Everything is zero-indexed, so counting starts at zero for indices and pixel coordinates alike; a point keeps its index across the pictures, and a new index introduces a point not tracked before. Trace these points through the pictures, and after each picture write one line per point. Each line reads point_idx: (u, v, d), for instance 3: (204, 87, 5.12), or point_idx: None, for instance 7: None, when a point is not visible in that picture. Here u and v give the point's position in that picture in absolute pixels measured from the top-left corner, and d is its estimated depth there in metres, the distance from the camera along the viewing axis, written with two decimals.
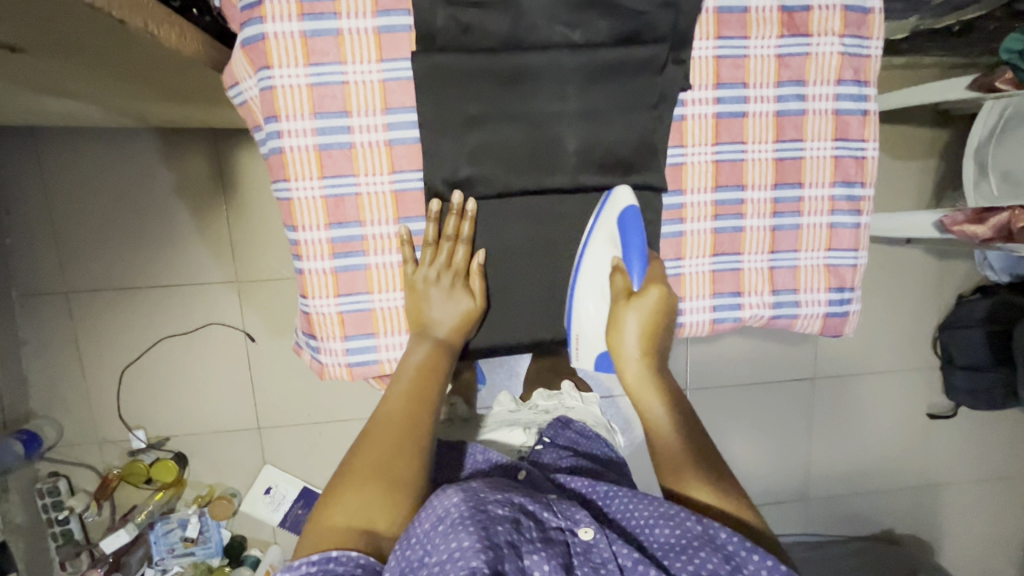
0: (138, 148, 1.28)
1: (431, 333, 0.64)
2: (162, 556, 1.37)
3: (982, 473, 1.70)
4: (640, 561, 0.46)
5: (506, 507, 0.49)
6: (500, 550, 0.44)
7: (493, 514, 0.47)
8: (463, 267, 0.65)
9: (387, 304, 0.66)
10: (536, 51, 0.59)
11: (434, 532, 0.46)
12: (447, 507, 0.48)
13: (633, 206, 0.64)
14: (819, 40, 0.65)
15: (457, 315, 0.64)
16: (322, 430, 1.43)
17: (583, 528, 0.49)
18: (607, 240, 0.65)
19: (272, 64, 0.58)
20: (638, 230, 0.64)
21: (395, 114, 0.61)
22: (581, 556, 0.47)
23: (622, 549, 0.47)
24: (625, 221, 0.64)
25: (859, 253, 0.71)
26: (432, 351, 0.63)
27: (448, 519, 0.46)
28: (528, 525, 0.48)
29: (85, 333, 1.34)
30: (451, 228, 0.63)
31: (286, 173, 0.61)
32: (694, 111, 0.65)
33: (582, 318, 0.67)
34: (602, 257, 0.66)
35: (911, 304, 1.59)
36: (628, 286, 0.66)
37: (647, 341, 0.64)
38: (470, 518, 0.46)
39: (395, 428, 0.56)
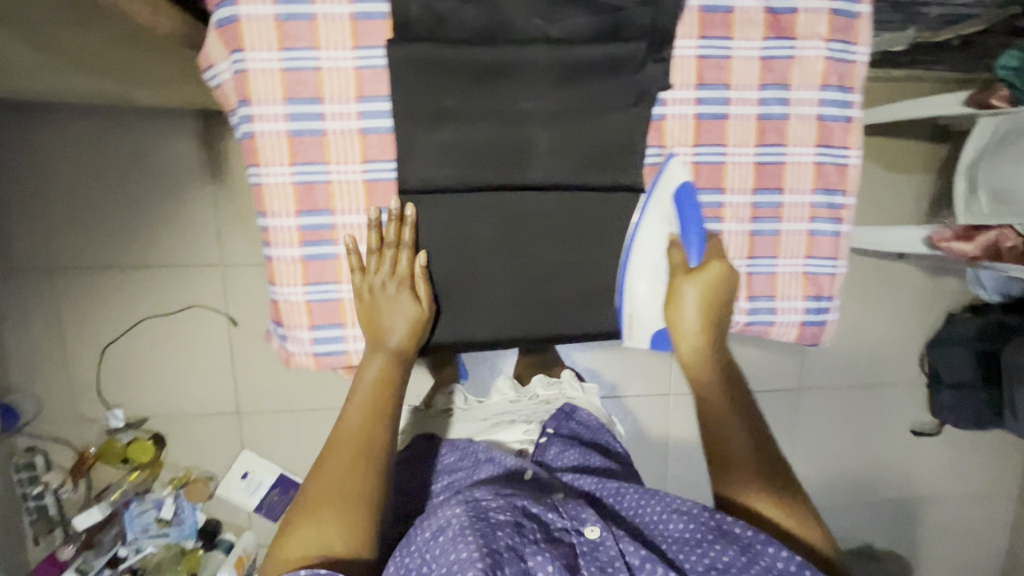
0: (125, 125, 1.27)
1: (385, 345, 0.63)
2: (135, 536, 1.36)
3: (963, 492, 1.69)
4: (647, 559, 0.54)
5: (507, 512, 0.56)
6: (500, 557, 0.52)
7: (494, 521, 0.55)
8: (408, 274, 0.63)
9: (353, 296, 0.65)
10: (512, 44, 0.58)
11: (435, 542, 0.55)
12: (449, 518, 0.56)
13: (688, 182, 0.65)
14: (804, 44, 0.64)
15: (409, 326, 0.63)
16: (302, 418, 1.43)
17: (589, 527, 0.57)
18: (661, 220, 0.65)
19: (244, 47, 0.57)
20: (694, 206, 0.66)
21: (368, 103, 0.60)
22: (589, 555, 0.55)
23: (629, 549, 0.55)
24: (681, 202, 0.65)
25: (838, 262, 0.71)
26: (386, 363, 0.63)
27: (450, 531, 0.54)
28: (531, 529, 0.56)
29: (66, 310, 1.33)
30: (392, 235, 0.62)
31: (257, 158, 0.60)
32: (675, 111, 0.64)
33: (634, 299, 0.68)
34: (657, 234, 0.66)
35: (901, 319, 1.58)
36: (685, 261, 0.66)
37: (704, 314, 0.66)
38: (470, 527, 0.54)
39: (351, 446, 0.60)
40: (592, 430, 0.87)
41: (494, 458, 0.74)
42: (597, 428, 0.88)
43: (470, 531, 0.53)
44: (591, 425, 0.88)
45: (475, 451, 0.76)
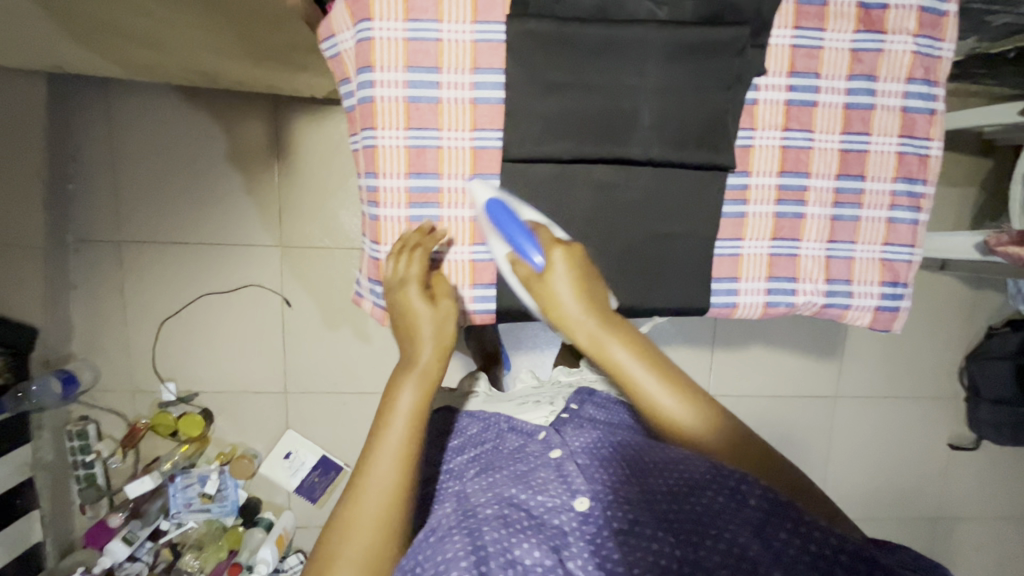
0: (202, 107, 1.33)
1: (420, 369, 0.58)
2: (178, 510, 1.38)
3: (1000, 510, 1.67)
4: (635, 526, 0.54)
5: (492, 507, 0.58)
6: (486, 550, 0.53)
7: (481, 516, 0.57)
8: (418, 277, 0.63)
9: None
10: (623, 24, 0.62)
11: (428, 543, 0.54)
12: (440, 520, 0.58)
13: (496, 197, 0.64)
14: (893, 38, 0.67)
15: (439, 342, 0.60)
16: (347, 401, 1.45)
17: (579, 500, 0.58)
18: (497, 240, 0.65)
19: (373, 17, 0.62)
20: (507, 216, 0.62)
21: (483, 74, 0.64)
22: (580, 531, 0.56)
23: (613, 519, 0.55)
24: (494, 212, 0.63)
25: (915, 249, 0.73)
26: (420, 385, 0.58)
27: (440, 531, 0.56)
28: (516, 517, 0.57)
29: (130, 283, 1.38)
30: (409, 243, 0.64)
31: (374, 122, 0.64)
32: (767, 96, 0.67)
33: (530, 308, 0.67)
34: (502, 254, 0.65)
35: (940, 332, 1.59)
36: (532, 270, 0.61)
37: (589, 307, 0.59)
38: (457, 528, 0.55)
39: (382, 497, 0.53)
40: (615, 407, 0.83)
41: (517, 427, 0.73)
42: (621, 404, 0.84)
43: (459, 530, 0.55)
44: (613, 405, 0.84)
45: (497, 422, 0.75)
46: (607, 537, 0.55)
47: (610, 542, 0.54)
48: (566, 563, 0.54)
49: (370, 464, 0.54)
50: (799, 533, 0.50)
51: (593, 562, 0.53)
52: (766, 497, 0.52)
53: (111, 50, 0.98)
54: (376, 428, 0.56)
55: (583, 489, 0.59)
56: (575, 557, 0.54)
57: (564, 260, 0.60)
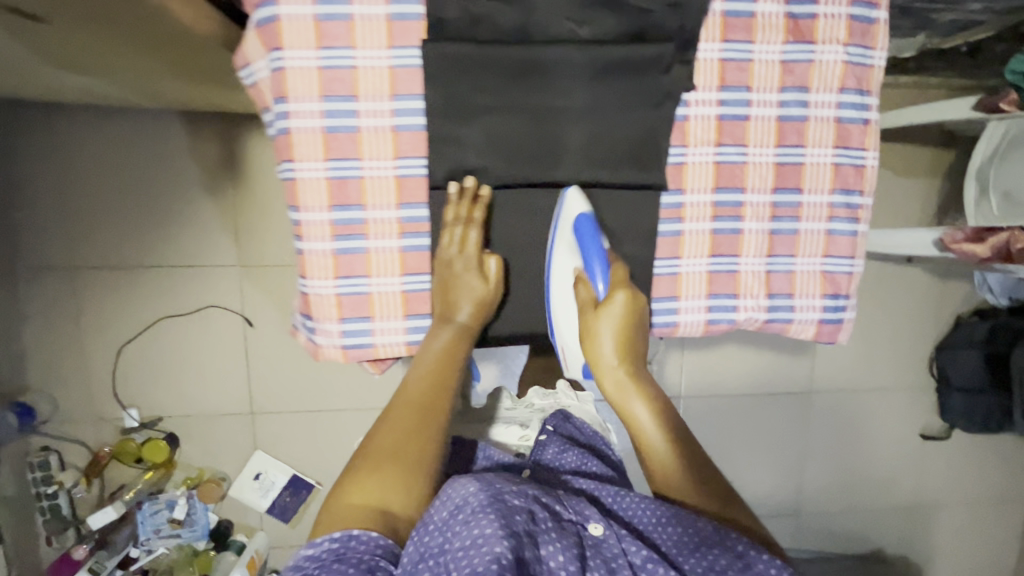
0: (148, 126, 1.29)
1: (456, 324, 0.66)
2: (148, 537, 1.37)
3: (974, 497, 1.69)
4: (649, 560, 0.52)
5: (522, 498, 0.55)
6: (520, 538, 0.50)
7: (511, 506, 0.54)
8: (474, 251, 0.65)
9: (319, 291, 0.65)
10: (543, 45, 0.60)
11: (453, 520, 0.52)
12: (465, 496, 0.53)
13: (584, 214, 0.65)
14: (823, 48, 0.65)
15: (478, 304, 0.66)
16: (314, 419, 1.43)
17: (593, 524, 0.56)
18: (568, 251, 0.67)
19: (283, 46, 0.59)
20: (593, 238, 0.65)
21: (402, 101, 0.62)
22: (594, 550, 0.54)
23: (632, 548, 0.53)
24: (581, 231, 0.65)
25: (856, 261, 0.71)
26: (458, 335, 0.66)
27: (469, 508, 0.52)
28: (543, 515, 0.55)
29: (85, 309, 1.34)
30: (462, 211, 0.64)
31: (292, 154, 0.62)
32: (697, 111, 0.66)
33: (563, 330, 0.70)
34: (568, 267, 0.68)
35: (909, 324, 1.59)
36: (593, 297, 0.67)
37: (622, 349, 0.66)
38: (491, 506, 0.52)
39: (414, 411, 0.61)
40: (589, 435, 0.86)
41: None
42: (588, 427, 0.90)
43: (491, 510, 0.52)
44: (586, 431, 0.86)
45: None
46: (622, 564, 0.53)
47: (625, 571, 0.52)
48: (588, 573, 0.51)
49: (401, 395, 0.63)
50: None
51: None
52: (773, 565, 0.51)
53: (37, 76, 0.94)
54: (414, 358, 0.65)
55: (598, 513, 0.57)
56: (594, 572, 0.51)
57: (627, 305, 0.65)
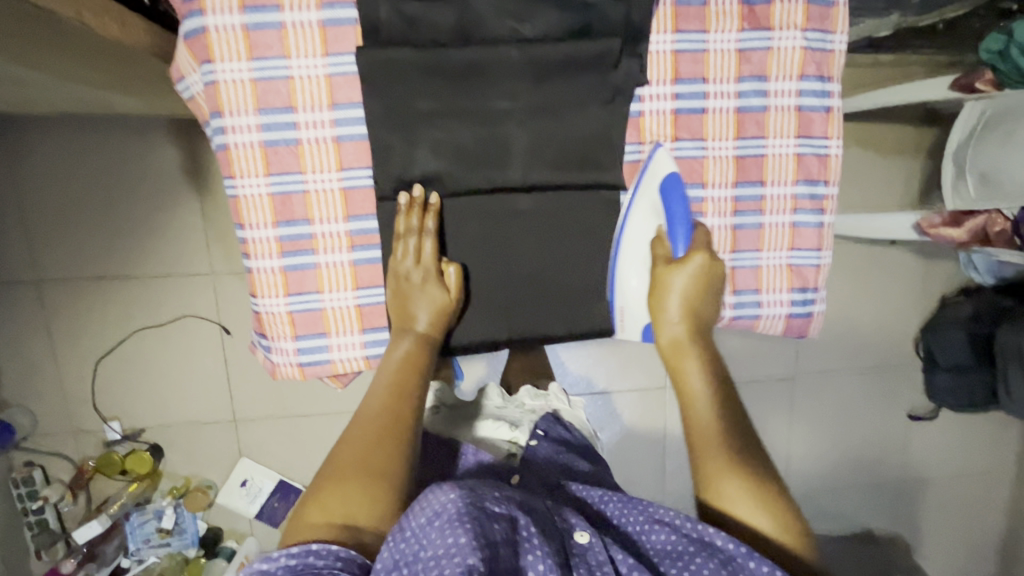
0: (110, 135, 1.26)
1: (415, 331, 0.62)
2: (138, 546, 1.37)
3: (963, 474, 1.69)
4: (634, 567, 0.49)
5: (502, 505, 0.50)
6: (498, 547, 0.45)
7: (491, 512, 0.48)
8: (430, 262, 0.62)
9: (272, 309, 0.63)
10: (484, 46, 0.58)
11: (429, 527, 0.46)
12: (444, 503, 0.48)
13: (673, 173, 0.63)
14: (780, 35, 0.63)
15: (436, 311, 0.62)
16: (298, 423, 1.43)
17: (578, 532, 0.51)
18: (647, 214, 0.64)
19: (213, 59, 0.57)
20: (681, 199, 0.63)
21: (342, 110, 0.59)
22: (579, 558, 0.49)
23: (618, 555, 0.50)
24: (667, 191, 0.63)
25: (823, 252, 0.70)
26: (418, 343, 0.62)
27: (445, 515, 0.46)
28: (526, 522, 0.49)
29: (59, 323, 1.33)
30: (413, 221, 0.61)
31: (232, 170, 0.60)
32: (652, 106, 0.63)
33: (624, 291, 0.67)
34: (645, 228, 0.65)
35: (894, 304, 1.58)
36: (669, 254, 0.64)
37: (690, 306, 0.62)
38: (468, 515, 0.46)
39: (376, 425, 0.55)
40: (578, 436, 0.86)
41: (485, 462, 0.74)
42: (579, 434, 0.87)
43: (469, 519, 0.46)
44: (575, 433, 0.87)
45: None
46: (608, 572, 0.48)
47: None
48: None
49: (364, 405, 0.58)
50: None
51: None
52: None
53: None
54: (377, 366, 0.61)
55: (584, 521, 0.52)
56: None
57: (700, 269, 0.63)
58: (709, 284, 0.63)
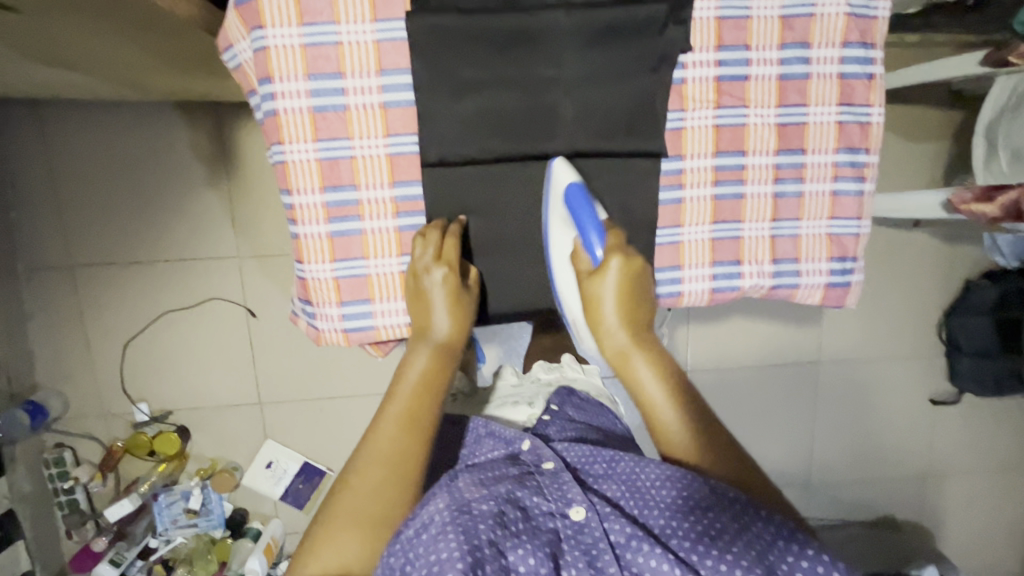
0: (138, 120, 1.28)
1: (433, 338, 0.61)
2: (166, 527, 1.38)
3: (985, 461, 1.68)
4: (633, 537, 0.48)
5: (488, 504, 0.52)
6: (481, 552, 0.47)
7: (475, 513, 0.50)
8: (453, 266, 0.61)
9: (318, 275, 0.64)
10: (531, 13, 0.58)
11: (417, 541, 0.49)
12: (431, 515, 0.51)
13: (576, 182, 0.61)
14: (824, 2, 0.63)
15: (456, 317, 0.62)
16: (322, 407, 1.44)
17: (574, 509, 0.52)
18: (560, 223, 0.63)
19: (265, 24, 0.58)
20: (585, 206, 0.60)
21: (389, 76, 0.60)
22: (574, 540, 0.51)
23: (615, 527, 0.50)
24: (572, 200, 0.61)
25: (862, 222, 0.69)
26: (434, 355, 0.61)
27: (433, 528, 0.49)
28: (513, 517, 0.51)
29: (88, 307, 1.35)
30: (434, 241, 0.61)
31: (280, 136, 0.60)
32: (695, 73, 0.63)
33: (565, 299, 0.66)
34: (561, 238, 0.64)
35: (917, 289, 1.57)
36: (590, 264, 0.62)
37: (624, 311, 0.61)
38: (451, 523, 0.49)
39: (387, 457, 0.54)
40: (594, 407, 0.84)
41: (496, 432, 0.68)
42: (599, 404, 0.84)
43: (452, 528, 0.49)
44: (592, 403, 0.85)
45: (476, 426, 0.70)
46: (602, 549, 0.49)
47: (609, 554, 0.48)
48: (563, 570, 0.48)
49: (375, 430, 0.56)
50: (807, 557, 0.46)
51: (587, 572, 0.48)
52: (773, 523, 0.48)
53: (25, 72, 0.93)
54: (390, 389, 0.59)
55: (579, 497, 0.53)
56: (570, 565, 0.48)
57: (622, 274, 0.60)
58: (637, 289, 0.61)
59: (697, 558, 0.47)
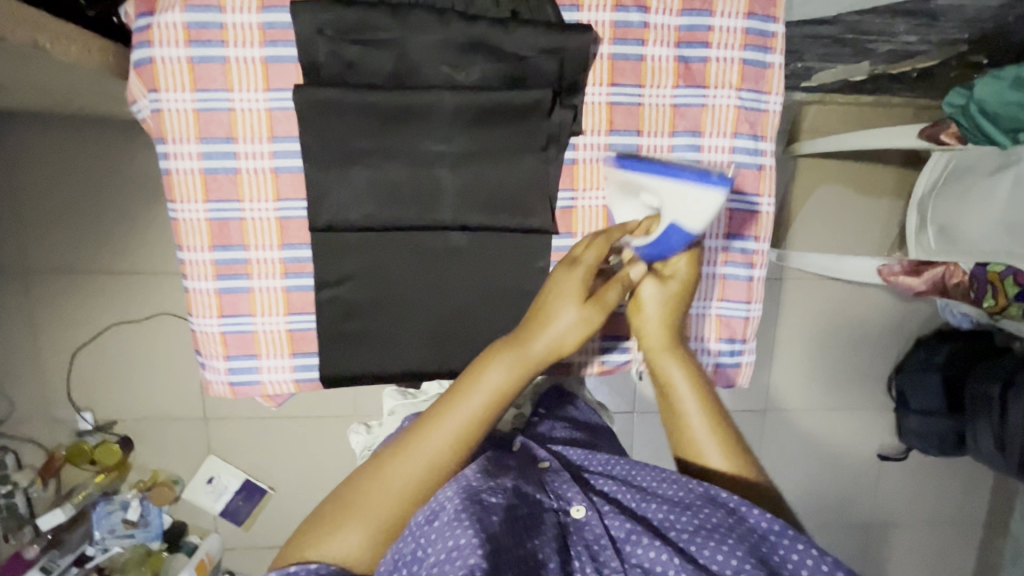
0: (95, 134, 1.29)
1: (525, 353, 0.55)
2: (103, 536, 1.39)
3: (931, 517, 1.68)
4: (632, 531, 0.51)
5: (500, 494, 0.51)
6: (498, 542, 0.47)
7: (489, 505, 0.49)
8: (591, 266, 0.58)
9: (206, 328, 0.65)
10: (418, 91, 0.59)
11: (429, 528, 0.48)
12: (442, 501, 0.49)
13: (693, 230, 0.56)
14: (715, 93, 0.64)
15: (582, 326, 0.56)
16: (266, 425, 1.45)
17: (575, 506, 0.54)
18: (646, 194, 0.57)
19: (159, 88, 0.59)
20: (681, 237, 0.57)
21: (281, 143, 0.62)
22: (577, 533, 0.52)
23: (615, 521, 0.52)
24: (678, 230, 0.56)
25: (752, 305, 0.70)
26: (516, 366, 0.55)
27: (445, 516, 0.48)
28: (522, 510, 0.51)
29: (39, 314, 1.37)
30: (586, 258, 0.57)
31: (172, 194, 0.62)
32: (586, 155, 0.65)
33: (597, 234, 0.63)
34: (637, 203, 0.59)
35: (868, 343, 1.58)
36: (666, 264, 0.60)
37: (668, 326, 0.62)
38: (466, 511, 0.48)
39: (428, 465, 0.52)
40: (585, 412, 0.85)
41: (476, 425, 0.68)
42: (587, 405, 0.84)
43: (466, 518, 0.47)
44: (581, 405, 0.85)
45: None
46: (604, 544, 0.51)
47: (609, 547, 0.50)
48: (571, 563, 0.49)
49: (425, 432, 0.53)
50: (802, 551, 0.51)
51: (591, 565, 0.49)
52: (771, 524, 0.52)
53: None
54: (458, 386, 0.54)
55: (578, 495, 0.55)
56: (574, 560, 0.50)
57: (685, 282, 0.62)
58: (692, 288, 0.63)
59: (700, 551, 0.50)
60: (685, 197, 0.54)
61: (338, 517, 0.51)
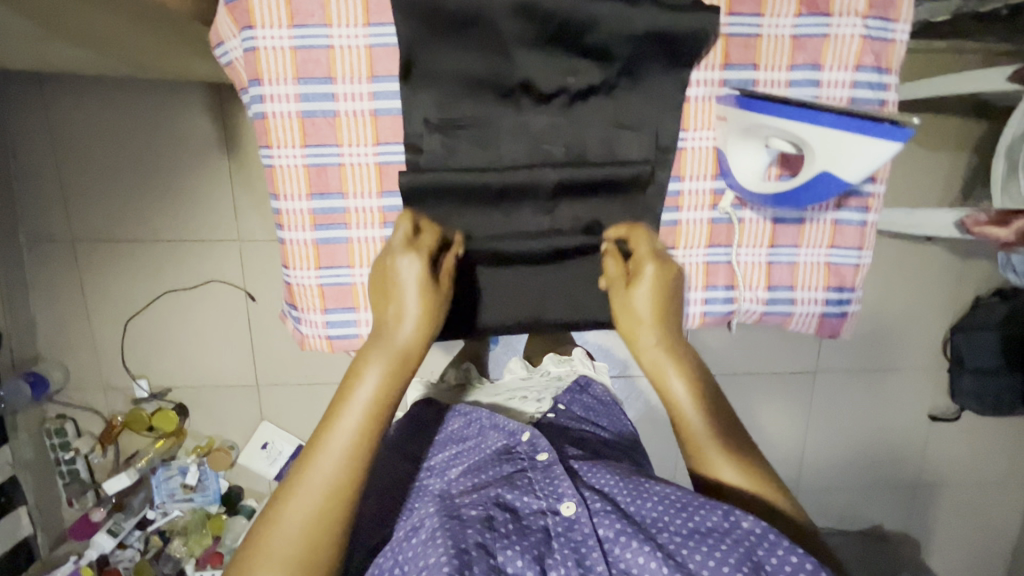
0: (135, 94, 1.25)
1: (392, 344, 0.58)
2: (162, 500, 1.42)
3: (979, 476, 1.67)
4: (620, 532, 0.55)
5: (480, 508, 0.59)
6: (467, 555, 0.53)
7: (466, 517, 0.57)
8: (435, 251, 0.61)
9: (303, 280, 0.64)
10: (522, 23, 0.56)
11: (416, 543, 0.57)
12: (426, 518, 0.59)
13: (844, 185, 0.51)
14: (840, 22, 0.60)
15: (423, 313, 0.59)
16: (317, 390, 1.45)
17: (566, 504, 0.59)
18: (789, 138, 0.53)
19: (254, 24, 0.56)
20: (817, 194, 0.54)
21: (380, 83, 0.59)
22: (565, 535, 0.57)
23: (602, 525, 0.56)
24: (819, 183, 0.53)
25: (863, 252, 0.67)
26: (389, 362, 0.57)
27: (427, 531, 0.57)
28: (502, 520, 0.58)
29: (89, 279, 1.36)
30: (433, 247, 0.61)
31: (268, 140, 0.59)
32: (700, 91, 0.61)
33: (737, 164, 0.59)
34: (778, 143, 0.54)
35: (926, 305, 1.52)
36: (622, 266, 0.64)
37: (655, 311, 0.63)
38: (443, 527, 0.56)
39: (337, 483, 0.52)
40: (604, 407, 0.89)
41: (499, 424, 0.74)
42: (609, 404, 0.90)
43: (441, 531, 0.56)
44: (603, 399, 0.91)
45: (479, 418, 0.76)
46: (591, 545, 0.55)
47: (596, 548, 0.55)
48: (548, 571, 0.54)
49: (320, 447, 0.53)
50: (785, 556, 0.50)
51: (574, 564, 0.54)
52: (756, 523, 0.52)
53: (33, 35, 0.92)
54: (339, 402, 0.55)
55: (569, 493, 0.59)
56: (558, 564, 0.54)
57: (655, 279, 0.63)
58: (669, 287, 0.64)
59: (682, 553, 0.53)
60: (846, 146, 0.49)
61: (242, 573, 0.48)
